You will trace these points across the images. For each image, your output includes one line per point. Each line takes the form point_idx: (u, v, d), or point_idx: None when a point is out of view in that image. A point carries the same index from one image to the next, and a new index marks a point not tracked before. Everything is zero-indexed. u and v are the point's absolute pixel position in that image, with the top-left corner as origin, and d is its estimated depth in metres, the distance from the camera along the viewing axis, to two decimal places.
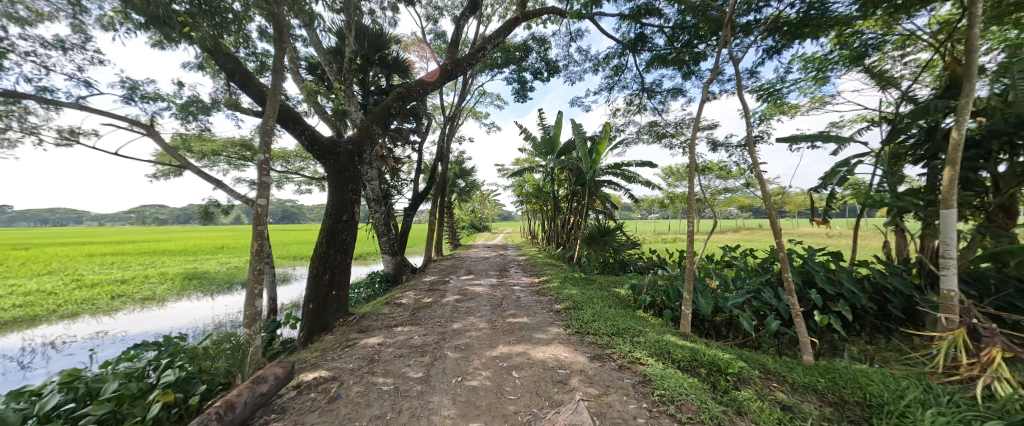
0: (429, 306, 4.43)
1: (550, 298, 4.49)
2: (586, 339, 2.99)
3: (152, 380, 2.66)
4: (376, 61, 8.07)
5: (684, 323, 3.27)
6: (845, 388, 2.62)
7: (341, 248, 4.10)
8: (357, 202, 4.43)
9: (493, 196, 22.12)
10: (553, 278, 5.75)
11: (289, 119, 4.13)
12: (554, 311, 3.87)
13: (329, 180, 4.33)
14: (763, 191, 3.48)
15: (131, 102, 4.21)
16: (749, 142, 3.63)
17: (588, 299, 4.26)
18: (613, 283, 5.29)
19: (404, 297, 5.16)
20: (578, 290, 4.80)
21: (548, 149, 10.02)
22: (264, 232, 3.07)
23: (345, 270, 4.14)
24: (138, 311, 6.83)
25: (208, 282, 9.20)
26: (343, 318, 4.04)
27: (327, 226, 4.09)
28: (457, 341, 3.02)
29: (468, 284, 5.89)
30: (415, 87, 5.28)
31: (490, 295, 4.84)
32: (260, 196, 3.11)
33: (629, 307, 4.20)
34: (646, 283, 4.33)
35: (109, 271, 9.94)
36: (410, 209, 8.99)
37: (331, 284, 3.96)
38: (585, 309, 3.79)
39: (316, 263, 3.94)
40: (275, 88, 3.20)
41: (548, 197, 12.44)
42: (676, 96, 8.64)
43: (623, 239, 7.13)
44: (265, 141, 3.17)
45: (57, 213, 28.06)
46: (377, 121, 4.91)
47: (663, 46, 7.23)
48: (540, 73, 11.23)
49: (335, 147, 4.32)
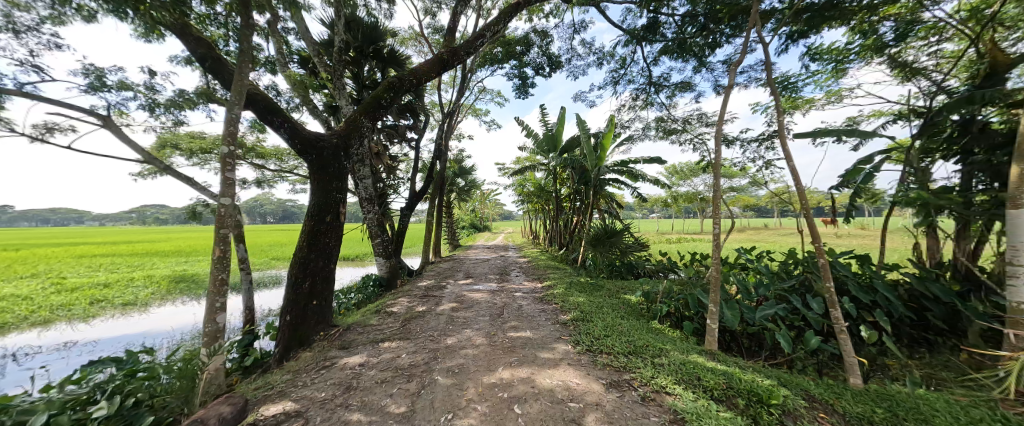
0: (421, 316, 4.02)
1: (554, 307, 4.09)
2: (599, 359, 2.58)
3: (91, 411, 2.27)
4: (371, 55, 7.53)
5: (711, 340, 2.86)
6: (909, 420, 2.20)
7: (323, 253, 3.69)
8: (342, 201, 4.02)
9: (493, 195, 21.76)
10: (557, 283, 5.36)
11: (267, 110, 3.72)
12: (559, 323, 3.47)
13: (311, 178, 3.92)
14: (799, 188, 3.05)
15: (97, 91, 3.80)
16: (782, 133, 3.17)
17: (597, 309, 3.85)
18: (622, 290, 4.89)
19: (397, 305, 4.76)
20: (585, 297, 4.40)
21: (551, 146, 9.64)
22: (227, 236, 2.66)
23: (328, 278, 3.73)
24: (115, 317, 6.44)
25: (195, 285, 8.82)
26: (325, 331, 3.63)
27: (308, 228, 3.67)
28: (450, 362, 2.61)
29: (466, 289, 5.48)
30: (408, 76, 4.82)
31: (490, 303, 4.44)
32: (225, 195, 2.70)
33: (643, 317, 3.79)
34: (661, 290, 3.93)
35: (92, 275, 9.53)
36: (406, 208, 8.57)
37: (312, 293, 3.55)
38: (595, 321, 3.38)
39: (294, 270, 3.53)
40: (241, 71, 2.79)
41: (550, 196, 12.03)
42: (684, 90, 8.23)
43: (630, 240, 6.73)
44: (228, 132, 2.74)
45: (58, 213, 28.14)
46: (366, 113, 4.49)
47: (672, 37, 6.80)
48: (541, 68, 10.83)
49: (317, 141, 3.91)
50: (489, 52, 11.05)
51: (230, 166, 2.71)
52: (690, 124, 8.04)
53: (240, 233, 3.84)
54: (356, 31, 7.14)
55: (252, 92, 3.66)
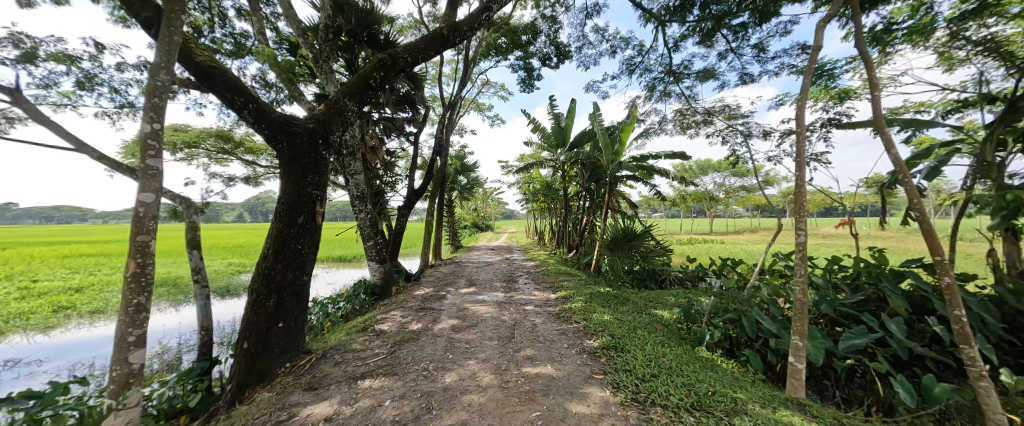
0: (414, 338, 3.30)
1: (575, 327, 3.39)
2: (653, 417, 1.88)
3: None
4: (364, 40, 6.60)
5: (798, 384, 2.15)
6: None
7: (294, 262, 2.99)
8: (320, 199, 3.32)
9: (496, 194, 21.15)
10: (573, 294, 4.66)
11: (227, 87, 3.02)
12: (586, 352, 2.75)
13: (282, 170, 3.22)
14: (905, 183, 2.32)
15: (26, 64, 3.10)
16: (880, 115, 2.42)
17: (629, 331, 3.15)
18: (652, 304, 4.18)
19: (388, 320, 4.05)
20: (612, 314, 3.69)
21: (559, 140, 9.03)
22: (150, 245, 1.97)
23: (300, 294, 3.03)
24: (79, 326, 5.78)
25: (176, 290, 8.17)
26: (295, 360, 2.91)
27: (275, 232, 2.97)
28: (448, 418, 1.93)
29: (468, 301, 4.76)
30: (402, 53, 4.09)
31: (497, 321, 3.74)
32: (144, 189, 1.97)
33: (688, 344, 3.06)
34: (708, 310, 3.21)
35: (66, 278, 8.84)
36: (403, 207, 7.86)
37: (277, 314, 2.84)
38: (635, 352, 2.65)
39: (256, 284, 2.83)
40: (174, 26, 2.07)
41: (557, 195, 11.28)
42: (706, 80, 7.50)
43: (652, 244, 6.01)
44: (151, 105, 2.01)
45: (59, 212, 27.91)
46: (352, 94, 3.78)
47: (697, 17, 6.07)
48: (548, 58, 10.14)
49: (289, 126, 3.20)
50: (494, 42, 10.38)
51: (156, 148, 1.99)
52: (714, 115, 7.28)
53: (195, 238, 3.14)
54: (347, 13, 6.26)
55: (207, 64, 2.96)
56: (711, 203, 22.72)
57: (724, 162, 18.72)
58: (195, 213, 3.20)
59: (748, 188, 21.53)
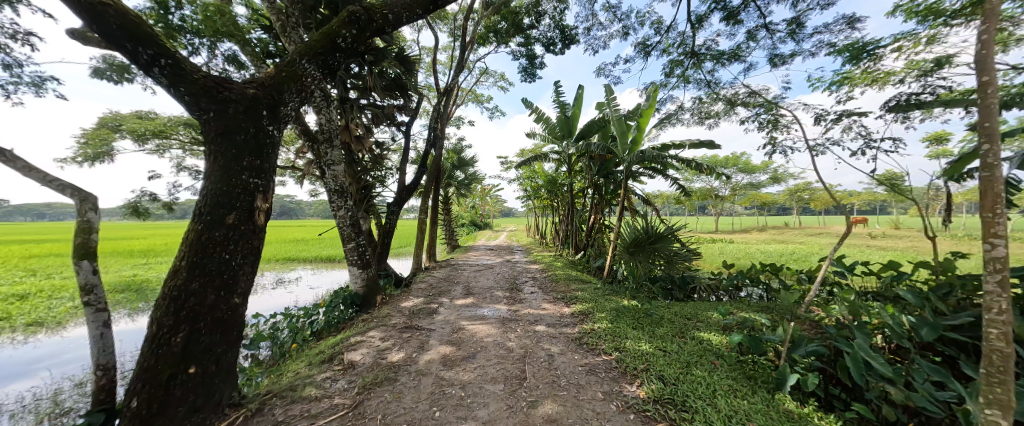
0: (390, 379, 2.44)
1: (607, 363, 2.56)
2: None
3: None
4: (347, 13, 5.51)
5: None
6: None
7: (217, 279, 2.12)
8: (264, 192, 2.45)
9: (494, 191, 20.33)
10: (593, 309, 3.81)
11: (127, 34, 2.12)
12: (631, 410, 1.94)
13: (207, 152, 2.33)
14: None
15: None
16: None
17: (684, 371, 2.32)
18: (695, 325, 3.33)
19: (363, 346, 3.17)
20: (650, 340, 2.85)
21: (565, 131, 8.20)
22: None
23: (228, 322, 2.17)
24: (9, 341, 4.91)
25: (139, 294, 7.27)
26: (214, 420, 2.07)
27: (192, 235, 2.12)
28: None
29: (465, 318, 3.90)
30: (380, 7, 3.11)
31: (502, 349, 2.90)
32: None
33: (767, 391, 2.23)
34: (786, 340, 2.40)
35: (17, 282, 7.91)
36: (393, 205, 6.97)
37: (187, 353, 1.99)
38: (705, 413, 1.84)
39: (160, 311, 1.99)
40: None
41: (561, 191, 10.41)
42: (733, 61, 6.63)
43: (678, 247, 5.17)
44: None
45: (47, 209, 27.29)
46: (312, 55, 2.89)
47: None
48: (553, 43, 9.26)
49: (220, 91, 2.33)
50: (494, 26, 9.47)
51: None
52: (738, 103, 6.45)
53: (86, 244, 2.26)
54: None
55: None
56: (717, 202, 21.92)
57: (732, 159, 17.91)
58: (92, 209, 2.34)
59: (754, 186, 20.76)
